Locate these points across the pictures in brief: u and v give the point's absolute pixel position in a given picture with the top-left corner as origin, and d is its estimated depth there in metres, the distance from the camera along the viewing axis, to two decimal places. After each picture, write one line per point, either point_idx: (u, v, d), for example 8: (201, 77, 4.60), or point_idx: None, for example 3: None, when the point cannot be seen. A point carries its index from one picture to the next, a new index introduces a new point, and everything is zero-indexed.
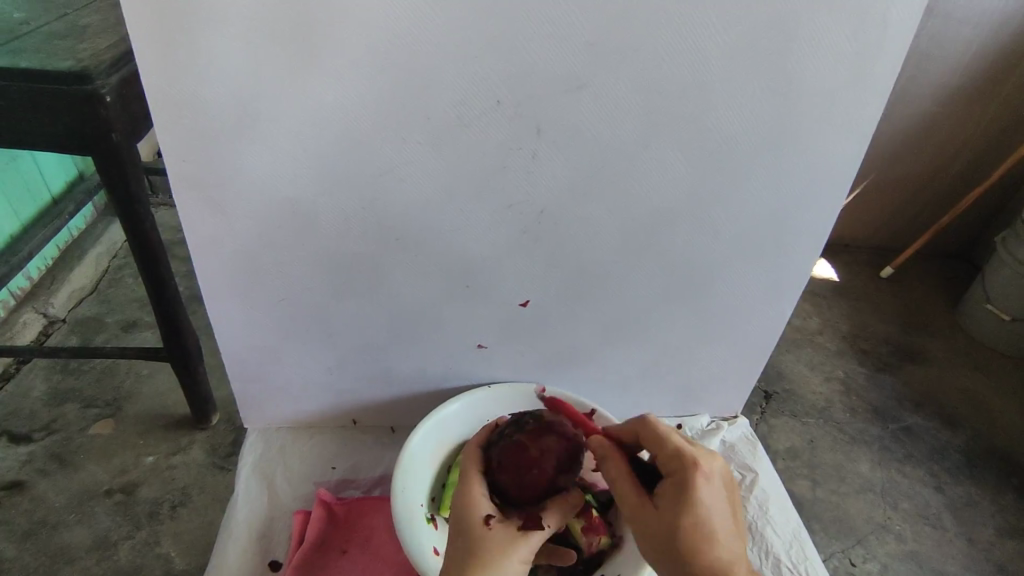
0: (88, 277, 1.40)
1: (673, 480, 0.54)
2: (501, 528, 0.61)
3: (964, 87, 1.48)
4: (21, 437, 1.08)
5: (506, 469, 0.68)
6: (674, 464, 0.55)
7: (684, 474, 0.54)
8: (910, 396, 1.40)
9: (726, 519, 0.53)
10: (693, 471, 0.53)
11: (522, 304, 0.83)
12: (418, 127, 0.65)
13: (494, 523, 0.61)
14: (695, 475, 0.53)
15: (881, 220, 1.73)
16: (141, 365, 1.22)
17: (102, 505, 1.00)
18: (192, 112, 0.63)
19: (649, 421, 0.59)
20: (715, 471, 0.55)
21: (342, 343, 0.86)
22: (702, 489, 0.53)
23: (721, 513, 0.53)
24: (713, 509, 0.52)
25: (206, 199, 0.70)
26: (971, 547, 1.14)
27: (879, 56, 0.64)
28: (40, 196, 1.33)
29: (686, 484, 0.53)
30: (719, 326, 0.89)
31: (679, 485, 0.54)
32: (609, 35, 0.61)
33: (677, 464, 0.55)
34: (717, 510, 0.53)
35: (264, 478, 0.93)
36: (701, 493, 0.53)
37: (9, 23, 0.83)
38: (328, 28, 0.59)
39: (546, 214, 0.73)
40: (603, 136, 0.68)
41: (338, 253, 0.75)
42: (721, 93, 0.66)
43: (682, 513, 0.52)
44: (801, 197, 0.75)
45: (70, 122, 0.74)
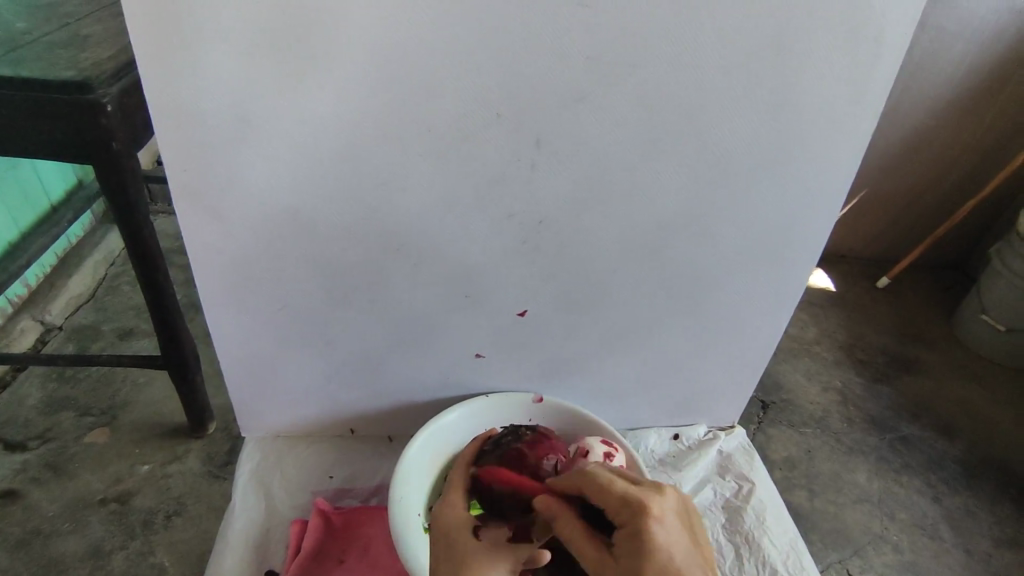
0: (86, 284, 1.40)
1: (625, 532, 0.52)
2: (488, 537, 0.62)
3: (958, 100, 1.50)
4: (16, 445, 1.08)
5: (500, 484, 0.72)
6: (624, 514, 0.53)
7: (636, 521, 0.51)
8: (907, 406, 1.41)
9: (686, 554, 0.50)
10: (643, 516, 0.51)
11: (521, 314, 0.83)
12: (419, 137, 0.66)
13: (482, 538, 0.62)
14: (645, 522, 0.51)
15: (877, 231, 1.75)
16: (138, 373, 1.22)
17: (96, 514, 1.00)
18: (195, 122, 0.64)
19: (590, 475, 0.58)
20: (666, 510, 0.52)
21: (341, 352, 0.86)
22: (654, 531, 0.51)
23: (679, 548, 0.50)
24: (671, 548, 0.50)
25: (206, 208, 0.70)
26: (969, 559, 1.14)
27: (874, 72, 0.66)
28: (38, 204, 1.33)
29: (638, 531, 0.51)
30: (716, 337, 0.90)
31: (633, 535, 0.51)
32: (608, 47, 0.62)
33: (625, 514, 0.53)
34: (675, 544, 0.50)
35: (261, 487, 0.92)
36: (656, 539, 0.50)
37: (13, 32, 0.83)
38: (329, 38, 0.59)
39: (544, 225, 0.74)
40: (601, 148, 0.68)
41: (338, 262, 0.75)
42: (717, 106, 0.67)
43: (639, 560, 0.49)
44: (798, 208, 0.76)
45: (71, 131, 0.74)
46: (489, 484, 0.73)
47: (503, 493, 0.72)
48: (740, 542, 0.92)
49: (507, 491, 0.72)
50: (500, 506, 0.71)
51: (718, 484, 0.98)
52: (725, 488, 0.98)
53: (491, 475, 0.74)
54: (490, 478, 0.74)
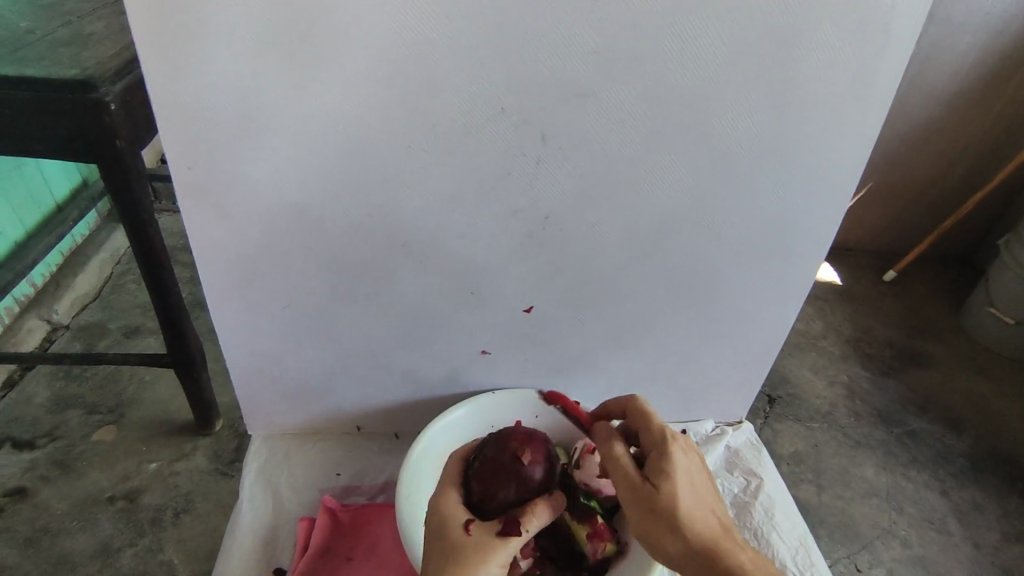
0: (91, 283, 1.40)
1: (652, 453, 0.58)
2: (479, 531, 0.59)
3: (966, 91, 1.49)
4: (23, 444, 1.08)
5: (482, 481, 0.68)
6: (655, 439, 0.59)
7: (663, 445, 0.58)
8: (914, 400, 1.40)
9: (703, 488, 0.57)
10: (671, 443, 0.58)
11: (526, 310, 0.83)
12: (422, 136, 0.66)
13: (471, 530, 0.59)
14: (672, 447, 0.58)
15: (884, 224, 1.73)
16: (144, 371, 1.22)
17: (104, 511, 1.00)
18: (200, 122, 0.63)
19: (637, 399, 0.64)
20: (691, 448, 0.60)
21: (346, 349, 0.86)
22: (680, 456, 0.57)
23: (696, 480, 0.57)
24: (688, 473, 0.57)
25: (212, 207, 0.70)
26: (978, 553, 1.13)
27: (882, 64, 0.65)
28: (43, 203, 1.33)
29: (665, 454, 0.57)
30: (723, 332, 0.89)
31: (660, 455, 0.57)
32: (613, 42, 0.61)
33: (656, 440, 0.59)
34: (693, 476, 0.57)
35: (268, 485, 0.92)
36: (679, 462, 0.57)
37: (15, 31, 0.83)
38: (333, 34, 0.59)
39: (550, 221, 0.73)
40: (606, 144, 0.68)
41: (342, 259, 0.75)
42: (724, 100, 0.66)
43: (664, 479, 0.55)
44: (805, 201, 0.75)
45: (75, 129, 0.74)
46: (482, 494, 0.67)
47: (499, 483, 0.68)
48: (749, 537, 0.91)
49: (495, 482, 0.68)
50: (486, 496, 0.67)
51: (727, 480, 0.97)
52: (732, 484, 0.97)
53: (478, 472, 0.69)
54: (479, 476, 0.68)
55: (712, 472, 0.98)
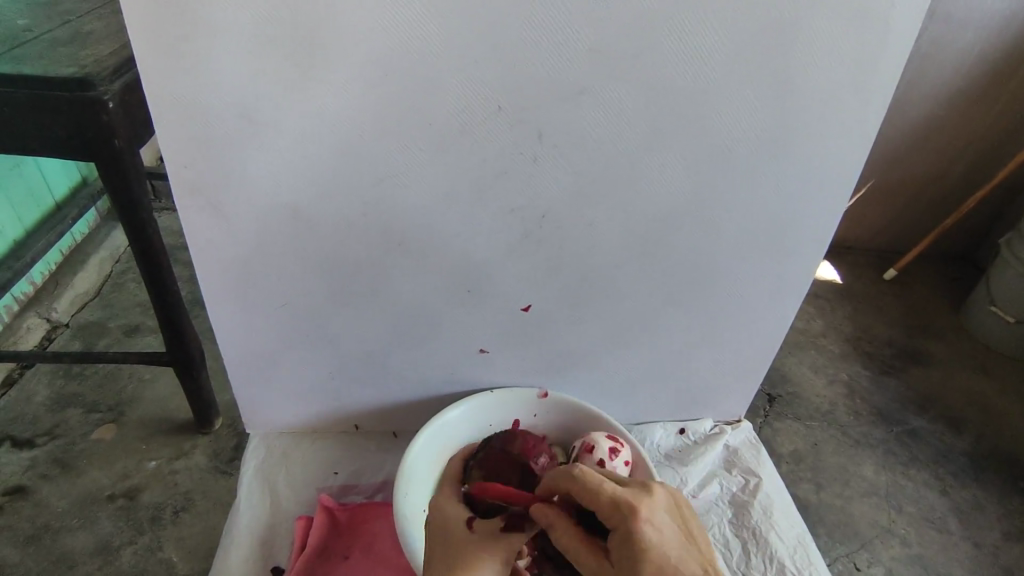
0: (91, 282, 1.40)
1: (618, 535, 0.52)
2: (484, 528, 0.60)
3: (966, 89, 1.48)
4: (23, 442, 1.08)
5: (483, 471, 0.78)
6: (615, 516, 0.52)
7: (626, 526, 0.51)
8: (914, 399, 1.40)
9: (682, 548, 0.51)
10: (632, 521, 0.51)
11: (525, 308, 0.83)
12: (419, 133, 0.65)
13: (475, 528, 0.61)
14: (635, 526, 0.51)
15: (884, 222, 1.73)
16: (143, 370, 1.22)
17: (104, 510, 1.00)
18: (197, 120, 0.63)
19: (573, 470, 0.57)
20: (656, 509, 0.53)
21: (342, 348, 0.85)
22: (644, 533, 0.51)
23: (672, 545, 0.51)
24: (662, 547, 0.50)
25: (210, 206, 0.70)
26: (978, 552, 1.13)
27: (881, 60, 0.64)
28: (43, 202, 1.33)
29: (629, 539, 0.51)
30: (722, 330, 0.89)
31: (624, 541, 0.51)
32: (612, 41, 0.61)
33: (617, 517, 0.52)
34: (668, 545, 0.51)
35: (266, 484, 0.92)
36: (647, 541, 0.50)
37: (13, 29, 0.83)
38: (329, 31, 0.58)
39: (548, 219, 0.73)
40: (604, 142, 0.68)
41: (340, 257, 0.75)
42: (722, 98, 0.66)
43: (637, 570, 0.50)
44: (804, 200, 0.75)
45: (73, 128, 0.74)
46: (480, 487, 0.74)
47: (501, 487, 0.68)
48: (747, 536, 0.91)
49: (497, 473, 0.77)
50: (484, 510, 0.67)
51: (725, 479, 0.97)
52: (731, 483, 0.97)
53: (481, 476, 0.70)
54: (479, 483, 0.69)
55: (710, 471, 0.98)
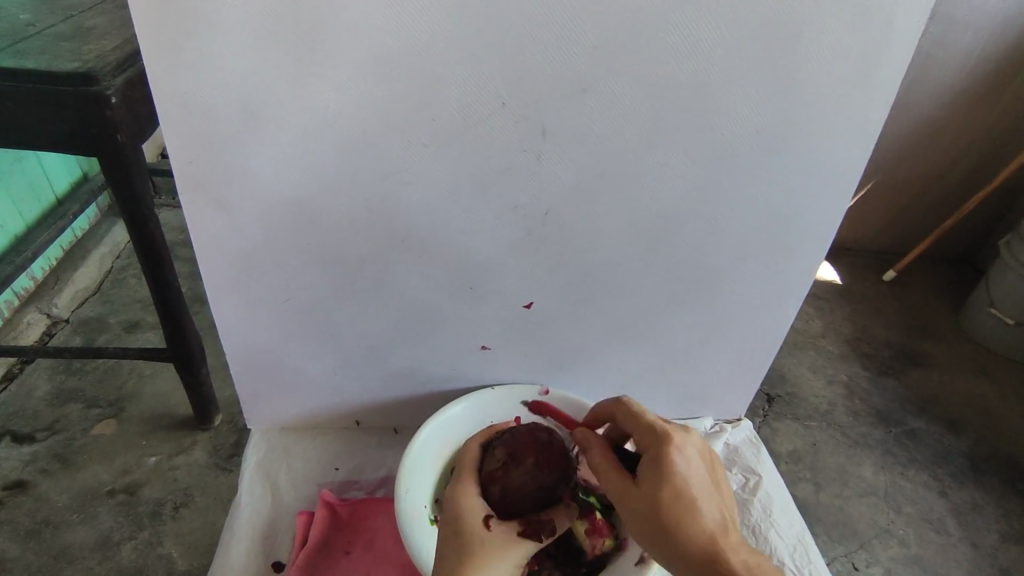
0: (91, 278, 1.40)
1: (649, 453, 0.57)
2: (502, 530, 0.62)
3: (967, 90, 1.49)
4: (23, 437, 1.08)
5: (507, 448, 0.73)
6: (652, 438, 0.58)
7: (659, 446, 0.56)
8: (913, 400, 1.40)
9: (707, 488, 0.54)
10: (667, 444, 0.56)
11: (526, 306, 0.83)
12: (423, 129, 0.66)
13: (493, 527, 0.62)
14: (669, 446, 0.56)
15: (884, 223, 1.73)
16: (144, 365, 1.22)
17: (104, 505, 1.00)
18: (201, 115, 0.63)
19: (623, 401, 0.65)
20: (690, 444, 0.58)
21: (344, 344, 0.86)
22: (676, 455, 0.55)
23: (698, 477, 0.55)
24: (687, 476, 0.54)
25: (213, 201, 0.70)
26: (976, 552, 1.14)
27: (884, 59, 0.65)
28: (44, 197, 1.33)
29: (661, 454, 0.55)
30: (723, 329, 0.89)
31: (655, 457, 0.56)
32: (617, 38, 0.61)
33: (652, 438, 0.58)
34: (694, 474, 0.55)
35: (267, 480, 0.92)
36: (676, 462, 0.55)
37: (17, 23, 0.83)
38: (333, 26, 0.58)
39: (550, 217, 0.73)
40: (607, 141, 0.68)
41: (343, 253, 0.75)
42: (726, 97, 0.66)
43: (661, 483, 0.54)
44: (805, 200, 0.75)
45: (76, 123, 0.74)
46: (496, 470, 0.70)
47: (518, 472, 0.70)
48: (746, 534, 0.91)
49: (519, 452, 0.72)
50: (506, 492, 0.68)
51: (725, 477, 0.97)
52: (731, 482, 0.97)
53: (499, 454, 0.72)
54: (496, 461, 0.71)
55: None
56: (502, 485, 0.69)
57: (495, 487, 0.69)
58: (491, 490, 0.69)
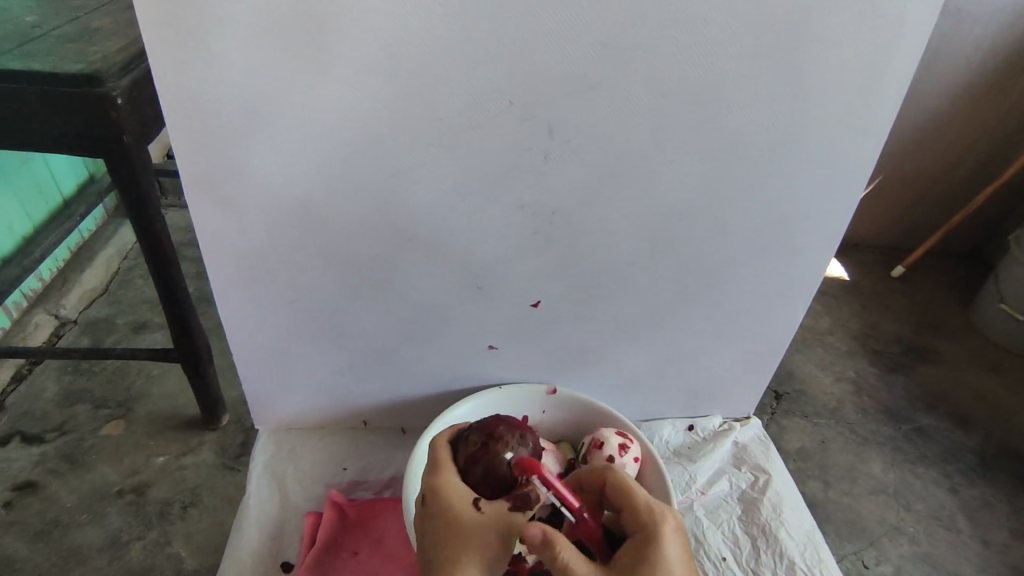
0: (98, 278, 1.41)
1: (638, 542, 0.53)
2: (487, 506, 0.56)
3: (977, 84, 1.47)
4: (32, 438, 1.09)
5: (484, 429, 0.64)
6: (641, 524, 0.54)
7: (649, 536, 0.53)
8: (922, 397, 1.39)
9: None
10: (659, 532, 0.53)
11: (532, 305, 0.83)
12: (427, 128, 0.65)
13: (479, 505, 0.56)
14: (660, 537, 0.53)
15: (893, 219, 1.72)
16: (151, 366, 1.22)
17: (113, 505, 1.01)
18: (206, 116, 0.63)
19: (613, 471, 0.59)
20: (675, 528, 0.55)
21: (350, 344, 0.86)
22: (667, 547, 0.52)
23: (682, 568, 0.52)
24: (675, 563, 0.52)
25: (218, 202, 0.70)
26: (987, 550, 1.13)
27: (893, 54, 0.64)
28: (51, 199, 1.34)
29: (652, 546, 0.52)
30: (731, 327, 0.88)
31: (645, 547, 0.53)
32: (623, 31, 0.60)
33: (641, 526, 0.54)
34: (680, 565, 0.52)
35: (275, 479, 0.92)
36: (666, 555, 0.52)
37: (22, 25, 0.83)
38: (338, 27, 0.58)
39: (557, 215, 0.73)
40: (614, 139, 0.68)
41: (348, 253, 0.75)
42: (733, 92, 0.65)
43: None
44: (813, 196, 0.74)
45: (83, 125, 0.74)
46: (474, 454, 0.62)
47: (499, 449, 0.62)
48: (756, 534, 0.90)
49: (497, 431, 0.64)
50: (485, 475, 0.60)
51: (734, 476, 0.96)
52: (740, 480, 0.96)
53: (474, 439, 0.63)
54: (474, 444, 0.63)
55: (719, 468, 0.97)
56: (485, 465, 0.60)
57: (477, 468, 0.60)
58: (473, 475, 0.61)
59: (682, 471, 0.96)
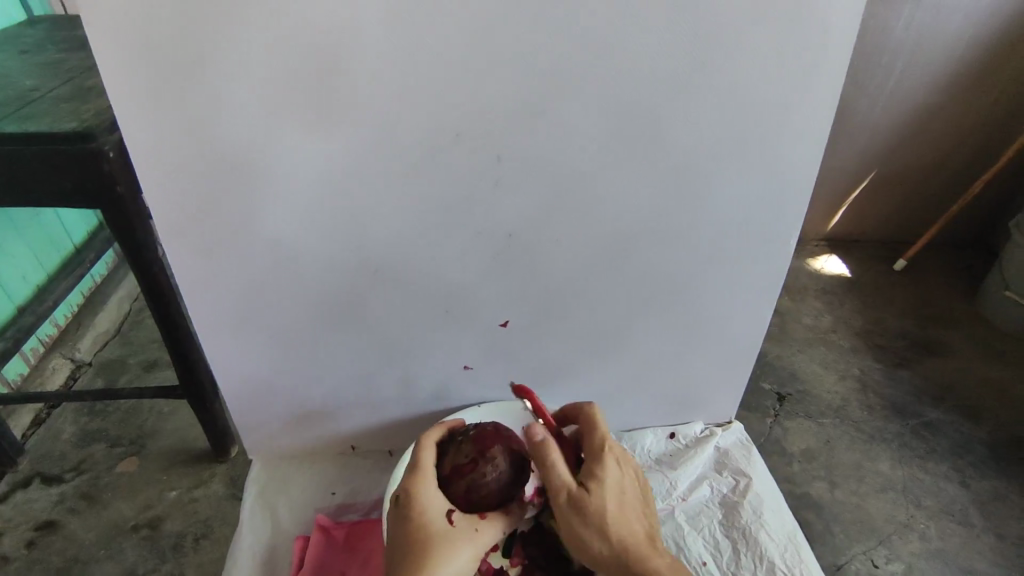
0: (112, 320, 1.47)
1: (587, 466, 0.61)
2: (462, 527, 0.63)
3: (960, 73, 1.48)
4: (52, 478, 1.14)
5: (477, 442, 0.68)
6: (591, 450, 0.62)
7: (594, 460, 0.61)
8: (928, 390, 1.38)
9: (631, 503, 0.60)
10: (601, 459, 0.60)
11: (503, 325, 0.86)
12: (384, 164, 0.69)
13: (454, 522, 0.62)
14: (601, 461, 0.60)
15: (890, 212, 1.72)
16: (162, 403, 1.27)
17: (129, 540, 1.05)
18: (183, 166, 0.67)
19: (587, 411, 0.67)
20: (624, 461, 0.62)
21: (341, 372, 0.89)
22: (606, 472, 0.60)
23: (621, 495, 0.60)
24: (615, 491, 0.59)
25: (201, 246, 0.74)
26: (1002, 543, 1.12)
27: (826, 62, 0.66)
28: (63, 247, 1.40)
29: (593, 468, 0.60)
30: (707, 333, 0.90)
31: (587, 469, 0.60)
32: (567, 60, 0.64)
33: (591, 452, 0.62)
34: (621, 490, 0.60)
35: (267, 507, 0.96)
36: (606, 478, 0.59)
37: (23, 90, 0.89)
38: (294, 76, 0.62)
39: (515, 238, 0.76)
40: (572, 162, 0.71)
41: (329, 286, 0.79)
42: (679, 109, 0.68)
43: (590, 495, 0.59)
44: (771, 201, 0.76)
45: (79, 180, 0.79)
46: (463, 467, 0.67)
47: (486, 468, 0.66)
48: (738, 537, 0.91)
49: (489, 443, 0.68)
50: (467, 487, 0.66)
51: (715, 481, 0.97)
52: (721, 485, 0.97)
53: (466, 449, 0.68)
54: (464, 455, 0.67)
55: (701, 474, 0.99)
56: (469, 481, 0.66)
57: (462, 481, 0.66)
58: (458, 486, 0.66)
59: (663, 478, 0.97)
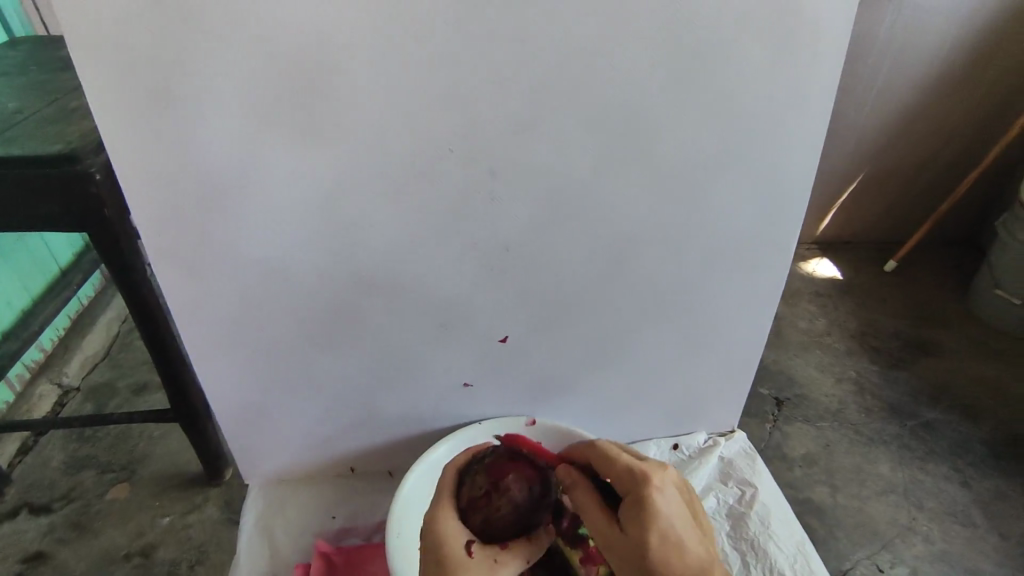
0: (100, 343, 1.44)
1: (630, 500, 0.56)
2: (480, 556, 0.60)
3: (944, 75, 1.49)
4: (40, 507, 1.11)
5: (489, 473, 0.67)
6: (629, 482, 0.57)
7: (639, 491, 0.56)
8: (925, 390, 1.38)
9: (687, 522, 0.56)
10: (646, 487, 0.56)
11: (500, 340, 0.84)
12: (376, 178, 0.68)
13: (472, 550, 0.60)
14: (648, 491, 0.55)
15: (879, 213, 1.73)
16: (153, 427, 1.24)
17: (121, 569, 1.02)
18: (169, 186, 0.66)
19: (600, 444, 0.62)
20: (668, 481, 0.57)
21: (335, 391, 0.87)
22: (656, 498, 0.55)
23: (676, 517, 0.55)
24: (671, 516, 0.55)
25: (189, 267, 0.72)
26: (1006, 543, 1.11)
27: (816, 66, 0.66)
28: (48, 270, 1.37)
29: (641, 500, 0.55)
30: (706, 341, 0.89)
31: (636, 504, 0.55)
32: (558, 69, 0.63)
33: (631, 484, 0.57)
34: (673, 514, 0.55)
35: (265, 534, 0.94)
36: (658, 505, 0.55)
37: (5, 112, 0.88)
38: (282, 90, 0.61)
39: (510, 250, 0.75)
40: (566, 173, 0.70)
41: (321, 304, 0.77)
42: (671, 117, 0.68)
43: (644, 530, 0.54)
44: (766, 207, 0.76)
45: (65, 203, 0.78)
46: (478, 498, 0.65)
47: (500, 500, 0.65)
48: (746, 549, 0.91)
49: (502, 473, 0.67)
50: (484, 520, 0.64)
51: (721, 491, 0.97)
52: (727, 495, 0.96)
53: (480, 481, 0.67)
54: (478, 488, 0.66)
55: (704, 486, 0.98)
56: (485, 514, 0.64)
57: (477, 515, 0.64)
58: (474, 519, 0.64)
59: None
